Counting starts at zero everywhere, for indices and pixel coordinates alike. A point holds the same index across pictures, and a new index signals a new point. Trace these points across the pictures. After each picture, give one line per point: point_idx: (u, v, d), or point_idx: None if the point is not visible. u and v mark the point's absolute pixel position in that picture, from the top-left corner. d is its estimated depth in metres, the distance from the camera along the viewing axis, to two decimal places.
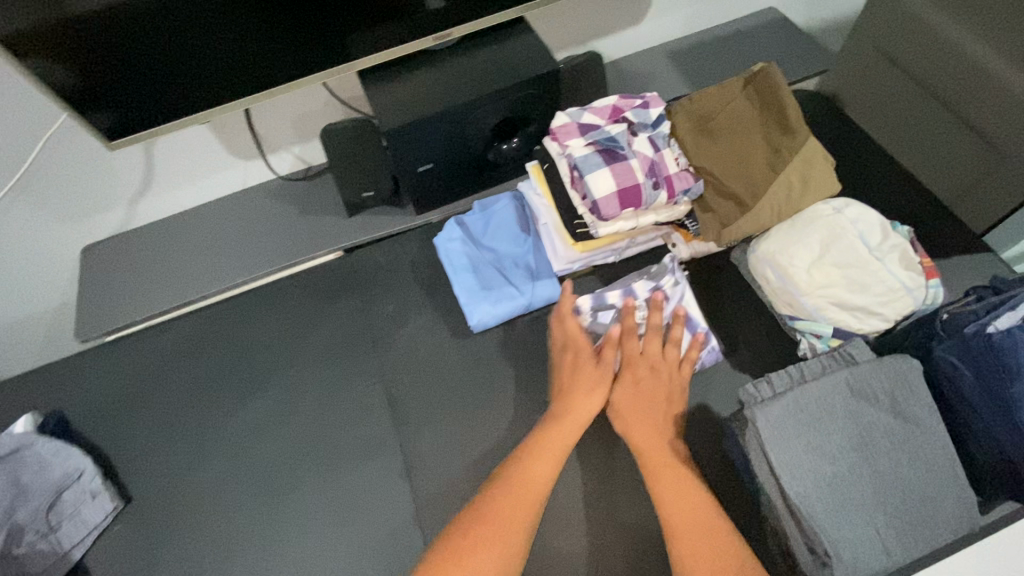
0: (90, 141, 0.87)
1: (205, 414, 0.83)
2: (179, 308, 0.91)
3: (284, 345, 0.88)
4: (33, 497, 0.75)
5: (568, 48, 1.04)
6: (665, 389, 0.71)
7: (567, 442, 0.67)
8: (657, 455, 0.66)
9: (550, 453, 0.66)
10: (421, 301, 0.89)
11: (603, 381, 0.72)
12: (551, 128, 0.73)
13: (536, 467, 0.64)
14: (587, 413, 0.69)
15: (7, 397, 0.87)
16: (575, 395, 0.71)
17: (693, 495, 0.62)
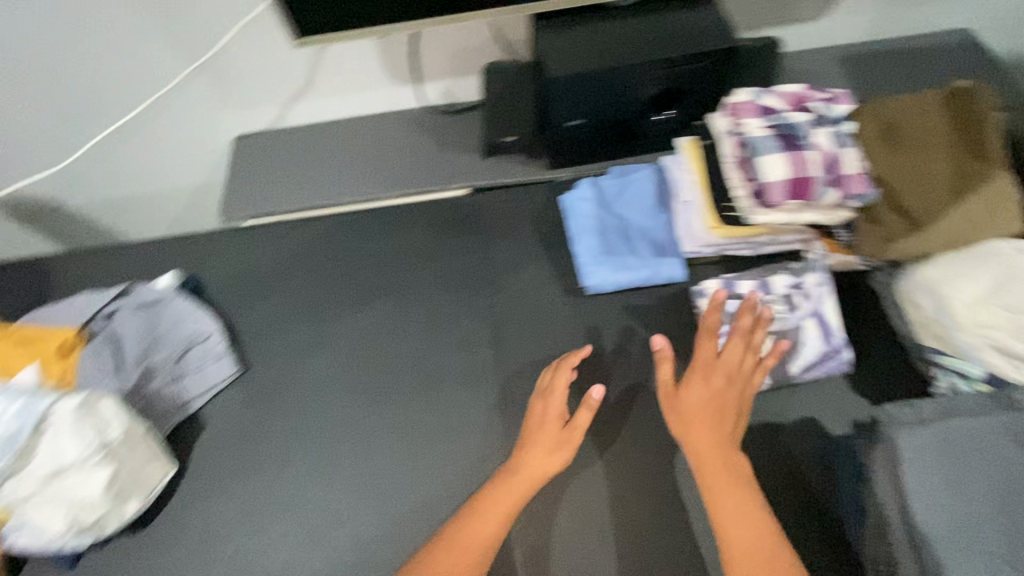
0: (270, 37, 0.94)
1: (323, 310, 0.89)
2: (314, 209, 0.97)
3: (402, 264, 0.92)
4: (166, 345, 0.85)
5: (751, 30, 1.00)
6: (704, 411, 0.68)
7: (512, 503, 0.67)
8: (720, 473, 0.64)
9: (491, 518, 0.66)
10: (539, 253, 0.90)
11: (563, 443, 0.70)
12: (727, 102, 0.72)
13: (478, 529, 0.66)
14: (547, 470, 0.68)
15: (158, 255, 0.96)
16: (531, 452, 0.70)
17: (742, 519, 0.62)
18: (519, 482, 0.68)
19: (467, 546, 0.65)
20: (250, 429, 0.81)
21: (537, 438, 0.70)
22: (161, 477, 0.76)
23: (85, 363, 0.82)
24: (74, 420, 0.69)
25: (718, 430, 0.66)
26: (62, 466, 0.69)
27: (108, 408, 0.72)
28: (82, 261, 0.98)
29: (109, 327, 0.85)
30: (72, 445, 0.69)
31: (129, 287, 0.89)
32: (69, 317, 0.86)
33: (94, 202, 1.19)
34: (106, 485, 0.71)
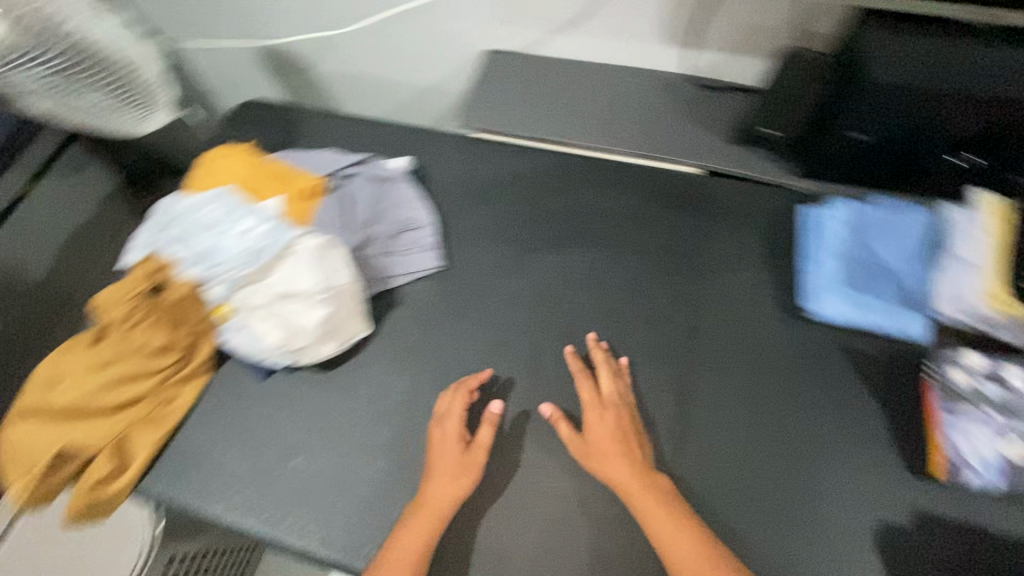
0: None
1: (527, 242, 0.92)
2: (544, 142, 0.99)
3: (612, 222, 0.92)
4: (389, 222, 0.93)
5: None
6: (612, 446, 0.72)
7: (428, 531, 0.68)
8: (644, 496, 0.68)
9: (405, 548, 0.67)
10: (758, 258, 0.86)
11: (467, 466, 0.72)
12: None
13: (401, 551, 0.67)
14: (457, 490, 0.71)
15: (396, 141, 1.05)
16: (438, 479, 0.72)
17: (671, 533, 0.65)
18: (420, 512, 0.70)
19: (404, 552, 0.67)
20: (439, 321, 0.86)
21: (438, 460, 0.73)
22: (353, 335, 0.82)
23: (319, 211, 0.90)
24: (318, 258, 0.79)
25: (626, 457, 0.71)
26: (297, 291, 0.78)
27: (340, 258, 0.80)
28: (329, 126, 1.08)
29: (344, 188, 0.93)
30: (309, 277, 0.78)
31: (367, 159, 0.97)
32: (314, 167, 0.95)
33: (339, 76, 1.29)
34: (319, 323, 0.78)
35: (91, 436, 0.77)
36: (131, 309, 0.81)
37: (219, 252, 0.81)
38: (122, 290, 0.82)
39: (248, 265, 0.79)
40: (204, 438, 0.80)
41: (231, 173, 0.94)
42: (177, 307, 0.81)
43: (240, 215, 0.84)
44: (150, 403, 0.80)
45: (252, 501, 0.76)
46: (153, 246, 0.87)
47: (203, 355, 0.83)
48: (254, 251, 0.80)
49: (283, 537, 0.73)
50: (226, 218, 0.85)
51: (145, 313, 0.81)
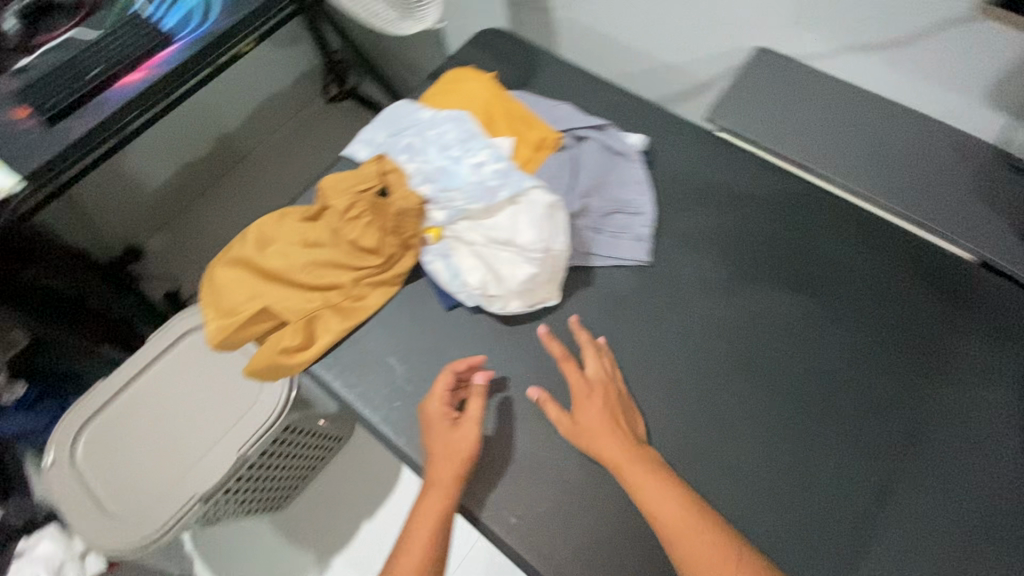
0: None
1: (743, 268, 0.85)
2: (796, 166, 0.90)
3: (847, 280, 0.83)
4: (607, 198, 0.88)
5: None
6: (601, 427, 0.71)
7: (438, 519, 0.68)
8: (625, 468, 0.68)
9: (420, 534, 0.67)
10: (1005, 382, 0.76)
11: (459, 443, 0.71)
12: None
13: (413, 537, 0.67)
14: (458, 468, 0.70)
15: (633, 112, 0.98)
16: (434, 461, 0.71)
17: (658, 500, 0.65)
18: (430, 492, 0.69)
19: (418, 538, 0.67)
20: (629, 319, 0.82)
21: (433, 442, 0.72)
22: (544, 301, 0.81)
23: (545, 166, 0.89)
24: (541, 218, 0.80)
25: (615, 438, 0.70)
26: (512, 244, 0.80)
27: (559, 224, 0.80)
28: (566, 78, 1.03)
29: (573, 150, 0.91)
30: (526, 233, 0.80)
31: (606, 126, 0.92)
32: (552, 119, 0.92)
33: (578, 26, 1.23)
34: (522, 279, 0.79)
35: (291, 305, 0.81)
36: (354, 202, 0.83)
37: (449, 178, 0.84)
38: (351, 181, 0.86)
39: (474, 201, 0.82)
40: (378, 346, 0.82)
41: (474, 98, 0.92)
42: (396, 215, 0.83)
43: (474, 145, 0.86)
44: (346, 294, 0.82)
45: (407, 423, 0.78)
46: (384, 147, 0.90)
47: (402, 267, 0.85)
48: (483, 190, 0.82)
49: (426, 468, 0.75)
50: (461, 145, 0.86)
51: (365, 209, 0.83)
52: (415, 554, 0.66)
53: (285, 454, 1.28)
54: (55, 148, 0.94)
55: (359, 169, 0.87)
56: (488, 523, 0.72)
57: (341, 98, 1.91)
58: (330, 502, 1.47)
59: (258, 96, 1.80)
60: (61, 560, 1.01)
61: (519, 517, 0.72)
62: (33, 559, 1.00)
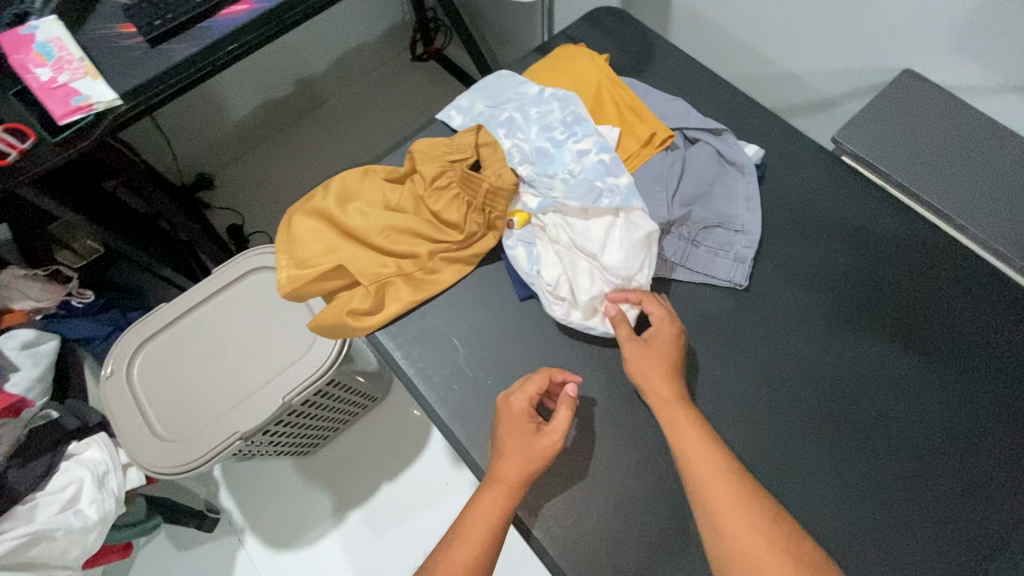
0: None
1: (845, 312, 0.78)
2: (928, 212, 0.81)
3: (961, 346, 0.75)
4: (709, 210, 0.82)
5: None
6: (661, 368, 0.69)
7: (497, 518, 0.64)
8: (673, 418, 0.66)
9: (474, 529, 0.64)
10: None
11: (538, 451, 0.67)
12: None
13: (467, 529, 0.64)
14: (530, 473, 0.66)
15: (750, 124, 0.91)
16: (507, 458, 0.67)
17: (704, 472, 0.61)
18: (497, 492, 0.65)
19: (472, 529, 0.64)
20: (708, 345, 0.77)
21: (511, 440, 0.68)
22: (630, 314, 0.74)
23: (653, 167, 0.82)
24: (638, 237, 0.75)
25: (671, 385, 0.68)
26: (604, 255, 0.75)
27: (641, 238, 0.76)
28: (681, 74, 0.96)
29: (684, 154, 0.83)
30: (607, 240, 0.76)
31: (723, 131, 0.84)
32: (664, 116, 0.86)
33: (697, 19, 1.15)
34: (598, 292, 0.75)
35: (367, 268, 0.78)
36: (443, 171, 0.81)
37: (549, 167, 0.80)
38: (441, 148, 0.84)
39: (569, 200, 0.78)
40: (444, 325, 0.79)
41: (586, 82, 0.87)
42: (486, 192, 0.80)
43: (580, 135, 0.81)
44: (422, 265, 0.80)
45: (461, 410, 0.75)
46: (483, 115, 0.86)
47: (482, 248, 0.81)
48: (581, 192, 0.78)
49: (474, 459, 0.73)
50: (568, 133, 0.81)
51: (454, 181, 0.81)
52: (466, 547, 0.63)
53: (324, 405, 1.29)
54: (157, 70, 0.94)
55: (451, 137, 0.85)
56: (529, 529, 0.70)
57: (425, 58, 1.88)
58: (354, 457, 1.48)
59: (348, 43, 1.78)
60: (107, 468, 1.03)
61: (561, 529, 0.69)
62: (79, 462, 1.01)
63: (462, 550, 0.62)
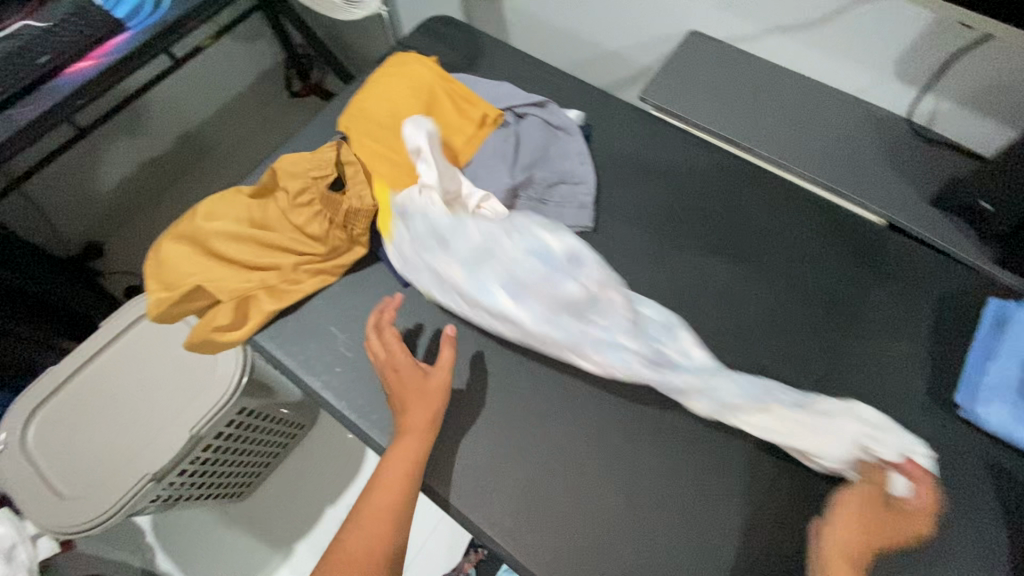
0: None
1: (673, 234, 0.88)
2: (727, 141, 0.94)
3: (772, 244, 0.86)
4: (549, 169, 0.92)
5: None
6: (879, 521, 0.61)
7: (413, 465, 0.70)
8: (856, 531, 0.60)
9: (392, 480, 0.69)
10: (919, 334, 0.78)
11: (432, 391, 0.73)
12: None
13: (387, 478, 0.69)
14: (431, 413, 0.72)
15: (575, 94, 1.02)
16: (409, 406, 0.72)
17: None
18: (409, 438, 0.71)
19: (392, 479, 0.69)
20: None
21: (406, 384, 0.74)
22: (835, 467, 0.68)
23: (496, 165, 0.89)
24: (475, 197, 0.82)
25: (871, 517, 0.61)
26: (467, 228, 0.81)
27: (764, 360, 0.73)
28: (511, 62, 1.07)
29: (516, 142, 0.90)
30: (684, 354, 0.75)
31: (546, 102, 0.95)
32: (494, 97, 0.95)
33: (528, 17, 1.28)
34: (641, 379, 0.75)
35: (230, 283, 0.83)
36: (306, 187, 0.87)
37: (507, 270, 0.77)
38: (304, 166, 0.88)
39: (557, 315, 0.76)
40: (323, 316, 0.84)
41: (418, 88, 0.94)
42: (346, 213, 0.86)
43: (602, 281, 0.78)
44: (284, 277, 0.84)
45: (348, 387, 0.79)
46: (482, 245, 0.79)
47: (344, 261, 0.86)
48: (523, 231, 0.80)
49: (366, 431, 0.77)
50: (538, 252, 0.78)
51: (316, 198, 0.87)
52: (389, 495, 0.68)
53: (252, 437, 1.27)
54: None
55: (316, 153, 0.90)
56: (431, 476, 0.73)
57: (302, 92, 1.88)
58: (293, 490, 1.46)
59: (221, 91, 1.80)
60: (13, 541, 0.98)
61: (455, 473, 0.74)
62: None
63: (383, 492, 0.68)
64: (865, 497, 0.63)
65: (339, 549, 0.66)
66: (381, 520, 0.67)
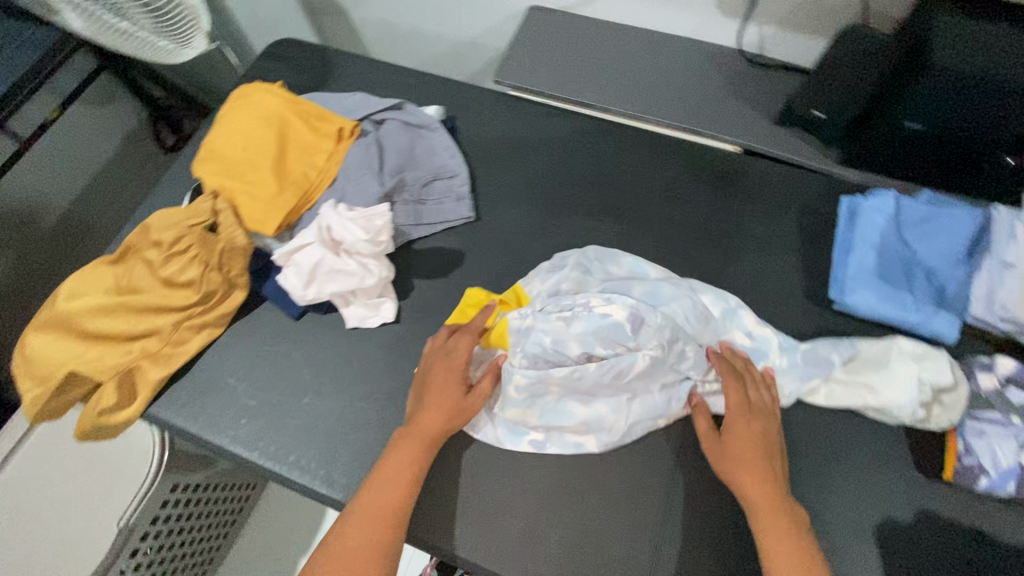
0: None
1: (552, 205, 0.90)
2: (585, 105, 0.97)
3: (645, 193, 0.89)
4: (419, 168, 0.90)
5: None
6: (749, 453, 0.65)
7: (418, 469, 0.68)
8: (746, 470, 0.64)
9: (398, 480, 0.66)
10: (790, 244, 0.83)
11: (462, 406, 0.71)
12: None
13: (388, 473, 0.67)
14: (447, 424, 0.70)
15: (432, 91, 1.02)
16: (431, 410, 0.70)
17: (772, 521, 0.61)
18: (414, 445, 0.68)
19: (391, 473, 0.67)
20: (457, 279, 0.85)
21: (437, 379, 0.72)
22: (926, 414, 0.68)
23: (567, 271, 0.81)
24: (349, 214, 0.79)
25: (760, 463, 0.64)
26: (348, 248, 0.78)
27: (747, 318, 0.76)
28: (363, 73, 1.06)
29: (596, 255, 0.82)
30: (694, 351, 0.73)
31: (402, 104, 0.94)
32: (348, 110, 0.94)
33: (377, 23, 1.26)
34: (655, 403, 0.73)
35: (106, 360, 0.78)
36: (182, 236, 0.81)
37: (568, 382, 0.73)
38: (178, 216, 0.83)
39: (620, 394, 0.73)
40: (219, 370, 0.81)
41: (268, 114, 0.88)
42: (222, 252, 0.81)
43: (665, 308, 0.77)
44: (163, 339, 0.80)
45: (259, 434, 0.76)
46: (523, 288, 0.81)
47: (226, 307, 0.83)
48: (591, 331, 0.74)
49: (285, 475, 0.74)
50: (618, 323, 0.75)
51: (194, 245, 0.80)
52: (392, 490, 0.66)
53: (201, 522, 1.12)
54: None
55: (191, 204, 0.85)
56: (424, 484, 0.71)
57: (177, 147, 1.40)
58: None
59: None
60: None
61: None
62: None
63: (394, 478, 0.66)
64: (704, 427, 0.70)
65: (347, 532, 0.63)
66: (375, 514, 0.64)
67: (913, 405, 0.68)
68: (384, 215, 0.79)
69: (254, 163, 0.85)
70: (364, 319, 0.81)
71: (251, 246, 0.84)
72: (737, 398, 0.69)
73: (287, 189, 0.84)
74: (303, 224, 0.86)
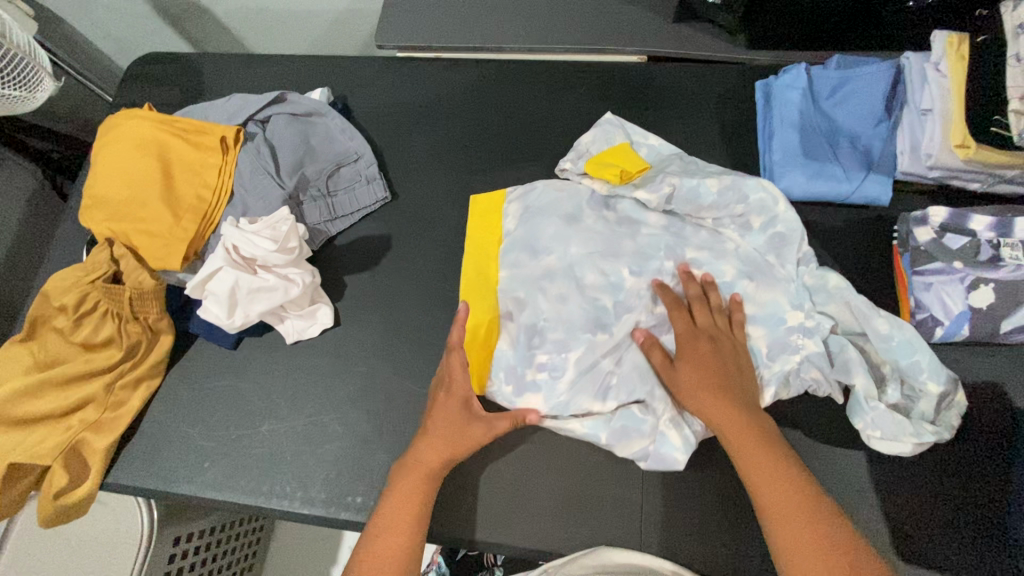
0: None
1: (468, 164, 0.85)
2: (477, 51, 0.91)
3: (559, 127, 0.85)
4: (319, 159, 0.84)
5: None
6: (708, 377, 0.60)
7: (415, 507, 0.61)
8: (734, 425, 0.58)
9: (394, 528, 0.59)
10: (715, 143, 0.80)
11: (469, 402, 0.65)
12: None
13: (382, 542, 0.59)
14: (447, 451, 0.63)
15: (318, 73, 0.95)
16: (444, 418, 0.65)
17: (754, 450, 0.56)
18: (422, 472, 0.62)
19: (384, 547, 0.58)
20: (389, 265, 0.81)
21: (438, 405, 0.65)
22: (945, 395, 0.61)
23: (520, 234, 0.75)
24: (252, 228, 0.73)
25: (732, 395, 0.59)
26: (264, 264, 0.73)
27: (711, 184, 0.70)
28: (238, 74, 0.98)
29: (539, 181, 0.78)
30: (694, 228, 0.72)
31: (284, 94, 0.86)
32: (226, 117, 0.86)
33: (246, 14, 1.16)
34: (812, 376, 0.64)
35: (45, 443, 0.72)
36: (85, 295, 0.75)
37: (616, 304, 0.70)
38: (74, 275, 0.77)
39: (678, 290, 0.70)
40: (169, 421, 0.77)
41: (141, 140, 0.80)
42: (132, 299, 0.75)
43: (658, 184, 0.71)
44: (101, 406, 0.75)
45: (225, 473, 0.73)
46: (512, 246, 0.74)
47: (154, 355, 0.77)
48: (593, 242, 0.73)
49: (263, 507, 0.71)
50: (647, 243, 0.72)
51: (101, 300, 0.75)
52: (405, 523, 0.60)
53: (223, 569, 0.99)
54: None
55: (88, 257, 0.78)
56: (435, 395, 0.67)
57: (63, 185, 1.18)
58: None
59: None
60: None
61: (367, 494, 0.70)
62: None
63: (428, 463, 0.62)
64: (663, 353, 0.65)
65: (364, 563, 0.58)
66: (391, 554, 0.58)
67: (918, 416, 0.61)
68: (288, 218, 0.73)
69: (140, 196, 0.77)
70: (303, 330, 0.78)
71: (162, 284, 0.76)
72: (683, 324, 0.64)
73: (185, 216, 0.78)
74: (212, 249, 0.80)
